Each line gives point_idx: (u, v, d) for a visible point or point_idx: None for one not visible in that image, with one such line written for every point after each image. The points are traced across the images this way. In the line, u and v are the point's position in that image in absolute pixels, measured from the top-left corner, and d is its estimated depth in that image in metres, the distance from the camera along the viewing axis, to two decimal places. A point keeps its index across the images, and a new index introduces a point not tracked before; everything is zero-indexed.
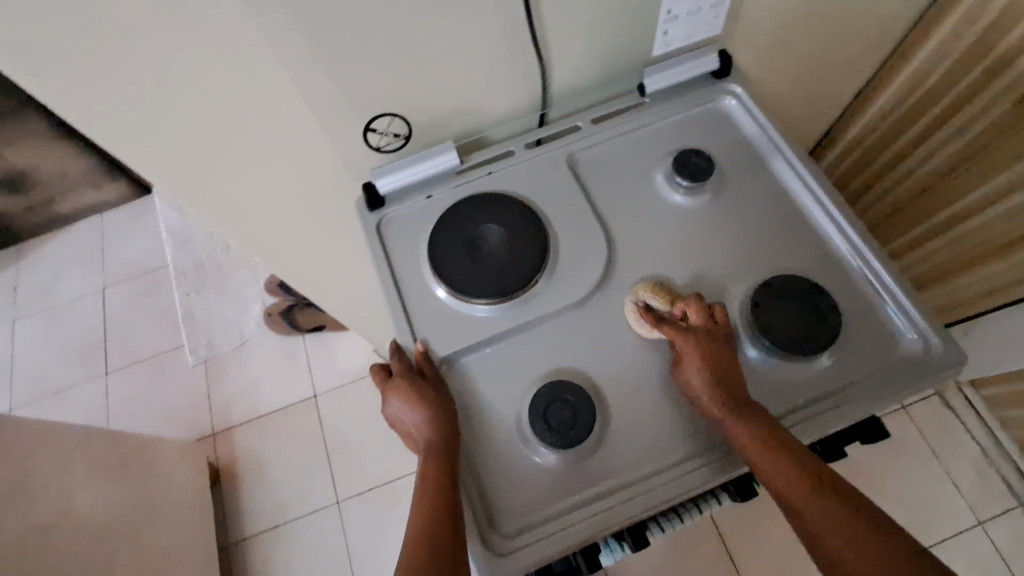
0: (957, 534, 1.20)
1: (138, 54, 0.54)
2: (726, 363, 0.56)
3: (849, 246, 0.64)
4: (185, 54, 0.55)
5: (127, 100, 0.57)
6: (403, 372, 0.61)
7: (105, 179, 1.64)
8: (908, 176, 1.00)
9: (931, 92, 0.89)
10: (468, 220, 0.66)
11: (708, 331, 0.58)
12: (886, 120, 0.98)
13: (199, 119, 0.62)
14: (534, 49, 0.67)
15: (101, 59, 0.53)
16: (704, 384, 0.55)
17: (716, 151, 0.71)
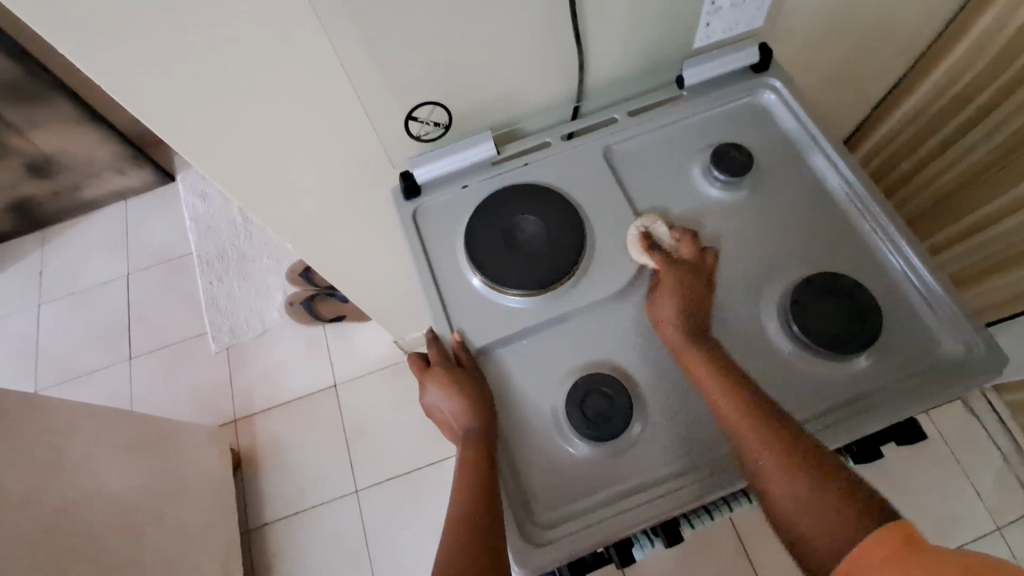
0: (975, 539, 1.19)
1: (190, 38, 0.55)
2: (699, 298, 0.61)
3: (889, 244, 0.63)
4: (236, 39, 0.56)
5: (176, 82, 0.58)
6: (441, 360, 0.61)
7: (130, 166, 1.66)
8: (942, 174, 1.00)
9: (970, 88, 0.88)
10: (505, 211, 0.66)
11: (693, 266, 0.63)
12: (923, 115, 0.96)
13: (243, 104, 0.63)
14: (575, 40, 0.67)
15: (155, 43, 0.54)
16: (669, 313, 0.60)
17: (754, 146, 0.70)
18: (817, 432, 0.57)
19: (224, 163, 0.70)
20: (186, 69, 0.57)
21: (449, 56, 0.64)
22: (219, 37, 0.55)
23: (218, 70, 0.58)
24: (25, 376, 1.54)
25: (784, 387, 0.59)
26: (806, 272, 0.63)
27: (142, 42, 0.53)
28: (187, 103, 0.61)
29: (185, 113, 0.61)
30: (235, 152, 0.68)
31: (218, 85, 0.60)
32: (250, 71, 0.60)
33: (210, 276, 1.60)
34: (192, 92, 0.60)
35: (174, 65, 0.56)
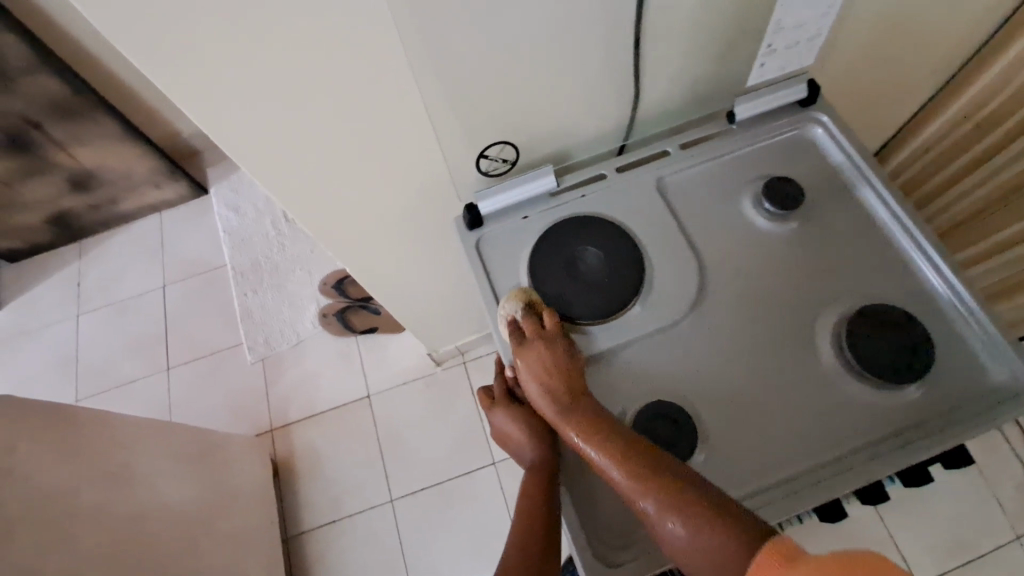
0: (1000, 550, 1.21)
1: (288, 86, 0.58)
2: (555, 370, 0.59)
3: (939, 278, 0.66)
4: (327, 85, 0.59)
5: (267, 123, 0.62)
6: (505, 391, 0.66)
7: (166, 180, 1.70)
8: (972, 192, 1.02)
9: (996, 113, 0.91)
10: (567, 243, 0.70)
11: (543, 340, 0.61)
12: (948, 137, 1.00)
13: (326, 142, 0.67)
14: (634, 78, 0.71)
15: (259, 94, 0.58)
16: (535, 394, 0.59)
17: (801, 179, 0.73)
18: (873, 460, 0.60)
19: (294, 193, 0.73)
20: (279, 112, 0.61)
21: (519, 95, 0.68)
22: (313, 85, 0.59)
23: (308, 111, 0.62)
24: (67, 385, 1.58)
25: (843, 416, 0.62)
26: (859, 303, 0.66)
27: (243, 90, 0.57)
28: (275, 143, 0.65)
29: (270, 149, 0.65)
30: (313, 183, 0.72)
31: (305, 125, 0.63)
32: (335, 112, 0.63)
33: (245, 287, 1.64)
34: (280, 132, 0.63)
35: (269, 108, 0.60)
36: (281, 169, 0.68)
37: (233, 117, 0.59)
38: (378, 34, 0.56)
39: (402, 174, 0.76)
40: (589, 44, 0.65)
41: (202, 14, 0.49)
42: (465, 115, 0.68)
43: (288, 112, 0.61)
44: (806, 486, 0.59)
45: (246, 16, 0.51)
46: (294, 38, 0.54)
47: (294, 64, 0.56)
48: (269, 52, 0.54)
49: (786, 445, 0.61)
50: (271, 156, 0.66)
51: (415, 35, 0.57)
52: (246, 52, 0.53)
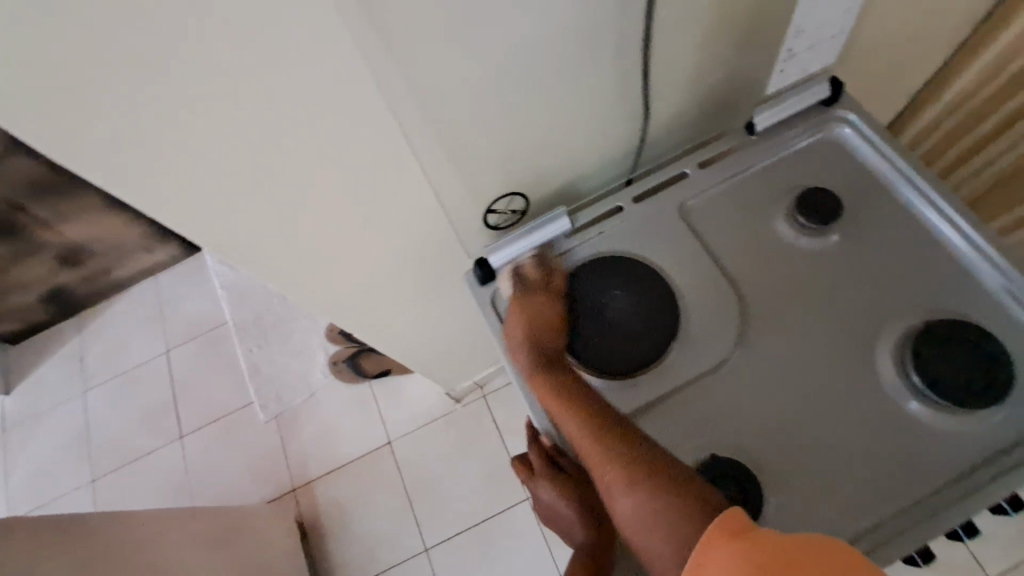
0: None
1: (269, 164, 0.54)
2: (542, 318, 0.62)
3: (1004, 282, 0.60)
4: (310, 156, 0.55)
5: (248, 206, 0.57)
6: (543, 459, 0.60)
7: (157, 243, 1.65)
8: (989, 165, 0.95)
9: (1014, 80, 0.83)
10: (592, 290, 0.64)
11: (542, 290, 0.64)
12: (958, 113, 0.92)
13: (316, 212, 0.62)
14: (641, 105, 0.66)
15: (238, 176, 0.54)
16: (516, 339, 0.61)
17: (835, 185, 0.67)
18: (962, 497, 0.54)
19: (293, 269, 0.69)
20: (260, 190, 0.56)
21: (522, 139, 0.63)
22: (297, 156, 0.55)
23: (293, 187, 0.58)
24: (81, 466, 1.53)
25: (923, 448, 0.56)
26: (922, 319, 0.59)
27: (219, 176, 0.53)
28: (261, 222, 0.60)
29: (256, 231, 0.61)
30: (307, 255, 0.68)
31: (292, 199, 0.59)
32: (321, 182, 0.59)
33: (249, 342, 1.59)
34: (264, 211, 0.59)
35: (249, 190, 0.56)
36: (271, 249, 0.64)
37: (211, 207, 0.55)
38: (361, 96, 0.52)
39: (402, 230, 0.71)
40: (591, 78, 0.60)
41: (164, 107, 0.45)
42: (466, 169, 0.63)
43: (270, 188, 0.57)
44: (888, 534, 0.54)
45: (212, 100, 0.46)
46: (269, 115, 0.50)
47: (270, 140, 0.52)
48: (245, 132, 0.50)
49: (864, 491, 0.55)
50: (259, 237, 0.62)
51: (405, 99, 0.53)
52: (217, 136, 0.49)
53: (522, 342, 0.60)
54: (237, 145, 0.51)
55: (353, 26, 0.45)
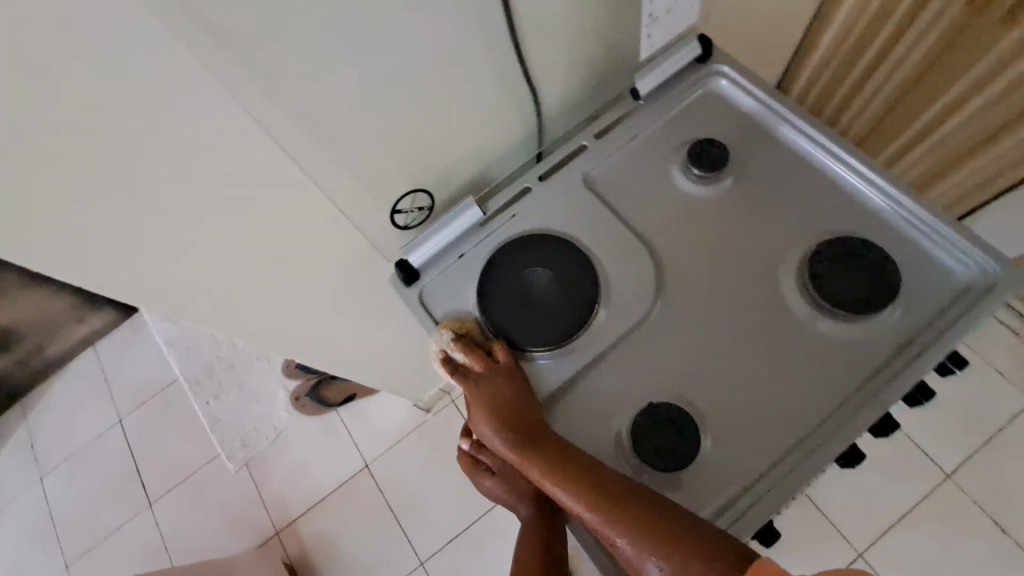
0: (1015, 417, 1.20)
1: (163, 208, 0.53)
2: (505, 402, 0.60)
3: (883, 196, 0.64)
4: (211, 191, 0.55)
5: (156, 251, 0.56)
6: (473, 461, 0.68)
7: (90, 312, 1.59)
8: (870, 101, 1.00)
9: (878, 15, 0.88)
10: (513, 270, 0.66)
11: (491, 373, 0.61)
12: (838, 53, 0.97)
13: (225, 246, 0.61)
14: (527, 88, 0.68)
15: (132, 224, 0.52)
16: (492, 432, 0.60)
17: (721, 134, 0.71)
18: (874, 394, 0.57)
19: (218, 306, 0.68)
20: (166, 233, 0.55)
21: (418, 142, 0.63)
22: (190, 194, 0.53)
23: (194, 226, 0.56)
24: (49, 556, 1.46)
25: (834, 359, 0.60)
26: (815, 241, 0.64)
27: (119, 228, 0.51)
28: (169, 266, 0.59)
29: (170, 276, 0.60)
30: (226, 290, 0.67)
31: (202, 236, 0.58)
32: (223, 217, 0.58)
33: (205, 395, 1.54)
34: (175, 255, 0.58)
35: (147, 236, 0.54)
36: (191, 291, 0.63)
37: (115, 261, 0.54)
38: (240, 124, 0.51)
39: (321, 249, 0.71)
40: (472, 72, 0.61)
41: (44, 171, 0.44)
42: (369, 181, 0.63)
43: (174, 230, 0.55)
44: (816, 441, 0.57)
45: (92, 155, 0.45)
46: (149, 157, 0.48)
47: (166, 182, 0.51)
48: (129, 178, 0.48)
49: (788, 408, 0.59)
50: (175, 281, 0.61)
51: (288, 121, 0.52)
52: (108, 189, 0.48)
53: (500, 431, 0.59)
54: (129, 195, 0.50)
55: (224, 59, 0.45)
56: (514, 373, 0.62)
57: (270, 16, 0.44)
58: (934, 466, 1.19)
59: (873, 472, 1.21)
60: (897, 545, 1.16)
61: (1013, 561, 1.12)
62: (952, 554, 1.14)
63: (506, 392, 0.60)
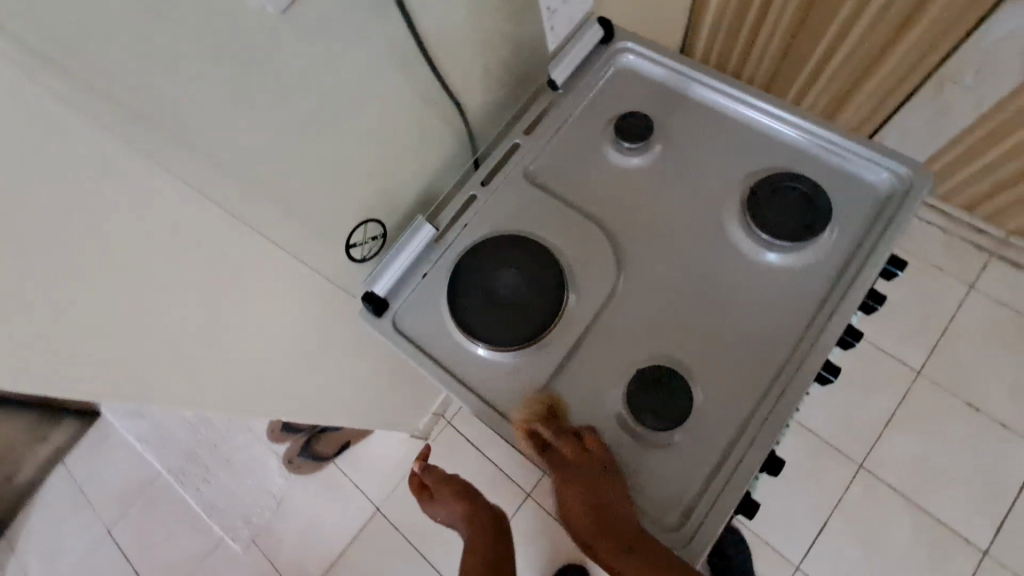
0: (960, 304, 1.29)
1: (121, 303, 0.50)
2: (602, 496, 0.55)
3: (796, 130, 0.69)
4: (167, 272, 0.52)
5: (117, 347, 0.52)
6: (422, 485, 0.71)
7: (49, 428, 1.49)
8: (768, 45, 1.06)
9: None
10: (479, 277, 0.67)
11: (587, 465, 0.57)
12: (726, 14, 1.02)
13: (190, 328, 0.58)
14: (450, 99, 0.70)
15: (90, 324, 0.49)
16: (580, 524, 0.55)
17: (640, 106, 0.75)
18: (834, 309, 0.61)
19: (194, 387, 0.65)
20: (127, 325, 0.52)
21: (357, 174, 0.64)
22: (147, 282, 0.50)
23: (156, 314, 0.54)
24: None
25: (791, 287, 0.63)
26: (748, 184, 0.68)
27: (76, 333, 0.48)
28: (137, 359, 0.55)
29: (138, 368, 0.56)
30: (200, 370, 0.64)
31: (165, 320, 0.55)
32: (184, 299, 0.55)
33: (194, 482, 1.48)
34: (140, 346, 0.55)
35: (110, 334, 0.51)
36: (161, 377, 0.60)
37: (78, 364, 0.50)
38: (183, 200, 0.49)
39: (288, 304, 0.69)
40: (393, 94, 0.62)
41: None
42: (317, 222, 0.63)
43: (136, 320, 0.52)
44: (794, 365, 0.60)
45: (34, 265, 0.42)
46: (98, 254, 0.45)
47: (117, 276, 0.48)
48: (79, 282, 0.46)
49: (762, 342, 0.62)
50: (145, 370, 0.57)
51: (225, 182, 0.51)
52: (57, 296, 0.45)
53: (591, 525, 0.54)
54: (80, 295, 0.46)
55: (151, 129, 0.44)
56: (608, 470, 0.57)
57: (184, 78, 0.44)
58: (904, 366, 1.28)
59: (853, 385, 1.28)
60: (890, 447, 1.23)
61: (991, 432, 1.21)
62: (939, 441, 1.22)
63: (605, 487, 0.56)
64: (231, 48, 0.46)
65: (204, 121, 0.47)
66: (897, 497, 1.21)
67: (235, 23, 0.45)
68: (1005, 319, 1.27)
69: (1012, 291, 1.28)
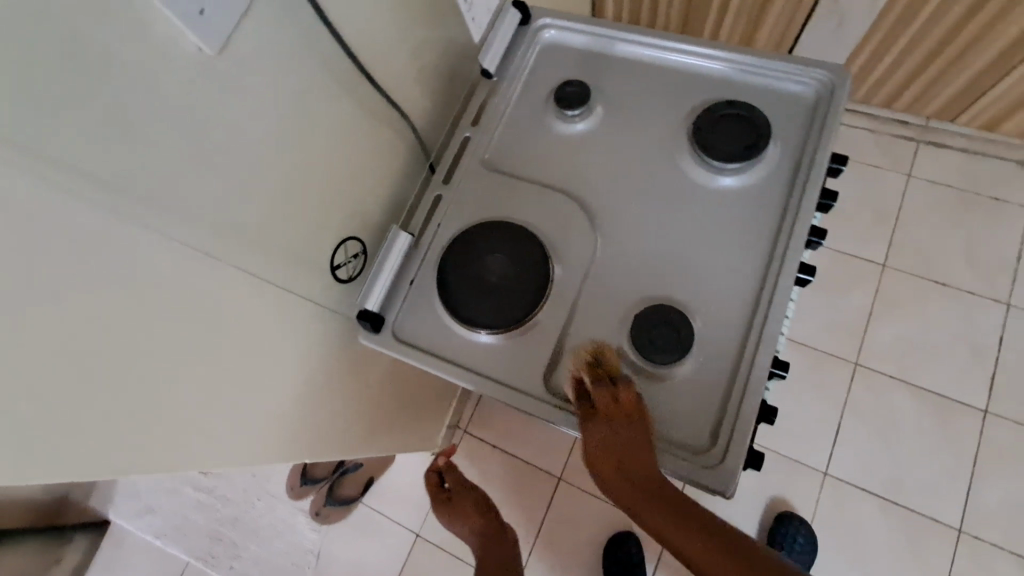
0: (904, 193, 1.38)
1: (124, 372, 0.49)
2: (635, 447, 0.54)
3: (719, 62, 0.73)
4: (164, 330, 0.51)
5: (132, 417, 0.51)
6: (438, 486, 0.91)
7: (61, 547, 1.43)
8: None
9: None
10: (465, 269, 0.69)
11: (624, 417, 0.55)
12: None
13: (201, 387, 0.57)
14: (391, 106, 0.71)
15: (97, 400, 0.47)
16: (605, 469, 0.54)
17: (572, 74, 0.78)
18: (795, 213, 0.65)
19: (219, 450, 0.63)
20: (136, 393, 0.50)
21: (318, 196, 0.65)
22: (144, 344, 0.49)
23: (161, 379, 0.52)
24: None
25: (751, 205, 0.67)
26: (689, 121, 0.72)
27: (84, 409, 0.47)
28: (152, 430, 0.54)
29: (158, 437, 0.54)
30: (220, 432, 0.62)
31: (174, 381, 0.54)
32: (187, 359, 0.54)
33: (225, 561, 1.45)
34: (153, 415, 0.53)
35: (118, 407, 0.49)
36: (186, 443, 0.58)
37: (91, 444, 0.48)
38: (161, 252, 0.49)
39: (293, 347, 0.68)
40: (333, 109, 0.63)
41: None
42: (294, 250, 0.63)
43: (143, 387, 0.51)
44: (774, 272, 0.63)
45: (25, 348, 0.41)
46: (88, 325, 0.44)
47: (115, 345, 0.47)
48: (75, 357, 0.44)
49: (740, 260, 0.65)
50: (166, 438, 0.55)
51: (197, 228, 0.51)
52: (59, 375, 0.44)
53: (618, 472, 0.53)
54: (83, 369, 0.45)
55: (121, 188, 0.44)
56: (644, 422, 0.55)
57: (133, 128, 0.44)
58: (870, 262, 1.35)
59: (830, 291, 1.35)
60: (878, 339, 1.30)
61: (960, 301, 1.30)
62: (919, 322, 1.30)
63: (639, 438, 0.54)
64: (179, 94, 0.47)
65: (169, 170, 0.47)
66: (896, 383, 1.27)
67: (178, 68, 0.46)
68: (946, 197, 1.36)
69: (946, 170, 1.38)
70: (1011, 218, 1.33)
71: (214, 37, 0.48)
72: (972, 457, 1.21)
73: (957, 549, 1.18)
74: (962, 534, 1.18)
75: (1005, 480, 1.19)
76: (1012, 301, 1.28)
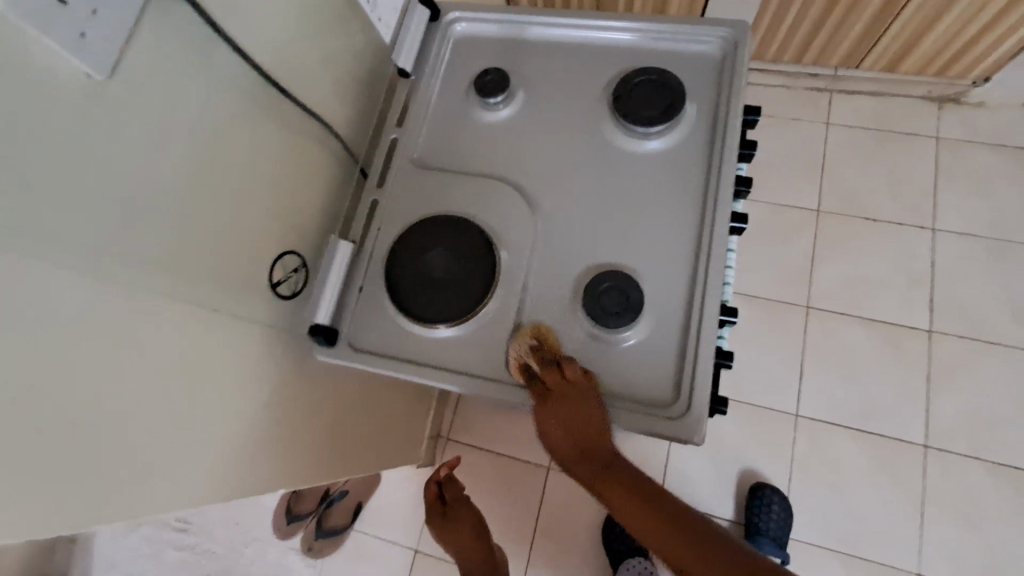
0: (825, 139, 1.45)
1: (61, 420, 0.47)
2: (583, 421, 0.59)
3: (627, 32, 0.75)
4: (98, 372, 0.49)
5: (78, 467, 0.49)
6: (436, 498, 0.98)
7: None
8: None
9: None
10: (411, 267, 0.68)
11: (572, 395, 0.59)
12: None
13: (150, 427, 0.55)
14: (311, 116, 0.71)
15: (34, 453, 0.45)
16: (557, 440, 0.60)
17: (489, 63, 0.79)
18: (719, 165, 0.67)
19: (184, 490, 0.60)
20: (73, 442, 0.48)
21: (247, 215, 0.63)
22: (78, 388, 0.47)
23: (105, 423, 0.50)
24: None
25: (679, 163, 0.70)
26: (608, 92, 0.74)
27: (21, 466, 0.44)
28: (104, 478, 0.51)
29: (111, 486, 0.52)
30: (182, 471, 0.60)
31: (115, 424, 0.51)
32: (130, 399, 0.52)
33: None
34: (102, 462, 0.51)
35: (60, 458, 0.47)
36: (143, 488, 0.55)
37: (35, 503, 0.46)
38: (84, 290, 0.47)
39: (247, 373, 0.66)
40: (249, 125, 0.62)
41: None
42: (231, 273, 0.62)
43: (85, 434, 0.49)
44: (708, 224, 0.66)
45: None
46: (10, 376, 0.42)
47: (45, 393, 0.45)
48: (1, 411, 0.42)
49: (676, 217, 0.68)
50: (118, 486, 0.53)
51: (120, 261, 0.49)
52: None
53: (571, 445, 0.59)
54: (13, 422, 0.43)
55: (27, 228, 0.42)
56: (591, 398, 0.59)
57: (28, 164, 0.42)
58: (805, 208, 1.42)
59: (774, 242, 1.41)
60: (824, 279, 1.37)
61: (891, 233, 1.38)
62: (858, 258, 1.37)
63: (586, 414, 0.58)
64: (71, 121, 0.45)
65: (73, 202, 0.45)
66: (847, 319, 1.34)
67: (70, 100, 0.45)
68: (864, 138, 1.44)
69: (859, 113, 1.46)
70: (923, 149, 1.42)
71: (101, 58, 0.46)
72: (924, 375, 1.29)
73: (927, 464, 1.25)
74: (929, 449, 1.25)
75: (957, 392, 1.27)
76: (936, 226, 1.37)
